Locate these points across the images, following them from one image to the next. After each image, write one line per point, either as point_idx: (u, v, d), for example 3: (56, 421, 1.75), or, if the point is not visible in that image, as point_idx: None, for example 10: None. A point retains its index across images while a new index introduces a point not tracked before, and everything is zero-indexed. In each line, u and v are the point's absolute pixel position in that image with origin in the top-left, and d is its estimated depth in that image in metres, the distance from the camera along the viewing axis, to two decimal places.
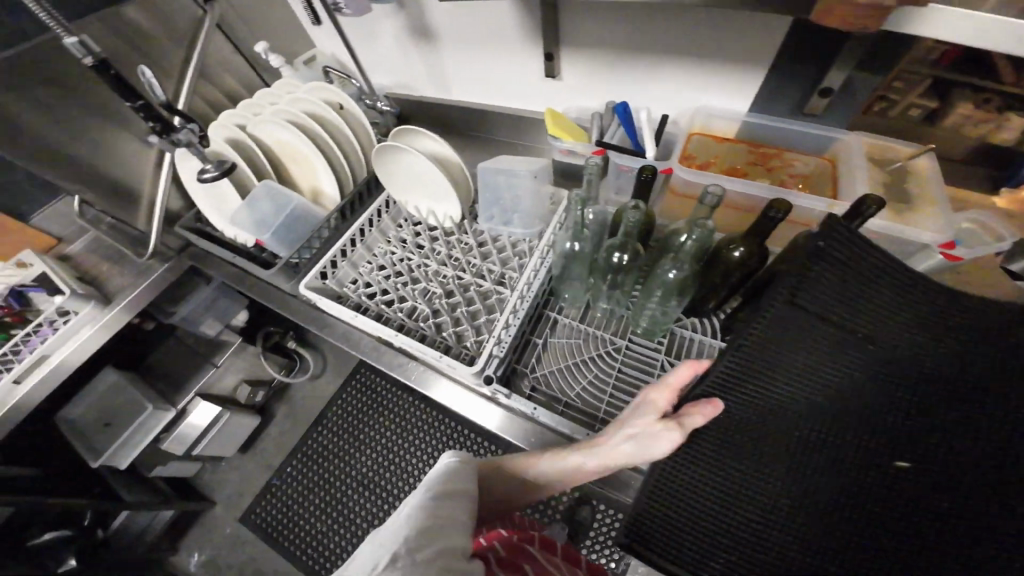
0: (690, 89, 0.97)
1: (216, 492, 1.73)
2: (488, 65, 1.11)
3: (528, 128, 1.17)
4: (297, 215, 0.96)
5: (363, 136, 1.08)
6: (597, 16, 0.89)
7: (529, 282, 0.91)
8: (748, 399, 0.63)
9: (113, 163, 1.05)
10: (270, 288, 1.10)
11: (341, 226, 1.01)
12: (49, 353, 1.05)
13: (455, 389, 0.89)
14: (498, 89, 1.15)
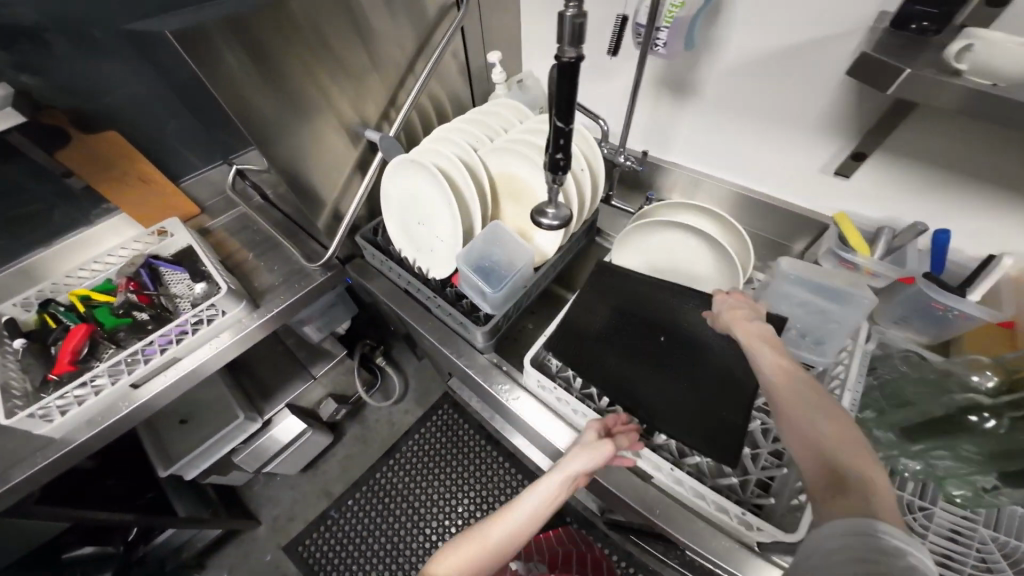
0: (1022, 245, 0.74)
1: (263, 509, 1.55)
2: (744, 142, 0.93)
3: (767, 213, 0.99)
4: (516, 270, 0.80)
5: (595, 182, 0.91)
6: (961, 132, 0.68)
7: None
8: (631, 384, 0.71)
9: (312, 153, 0.92)
10: (441, 333, 0.95)
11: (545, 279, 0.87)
12: (179, 356, 0.94)
13: (705, 528, 0.70)
14: (747, 167, 0.97)
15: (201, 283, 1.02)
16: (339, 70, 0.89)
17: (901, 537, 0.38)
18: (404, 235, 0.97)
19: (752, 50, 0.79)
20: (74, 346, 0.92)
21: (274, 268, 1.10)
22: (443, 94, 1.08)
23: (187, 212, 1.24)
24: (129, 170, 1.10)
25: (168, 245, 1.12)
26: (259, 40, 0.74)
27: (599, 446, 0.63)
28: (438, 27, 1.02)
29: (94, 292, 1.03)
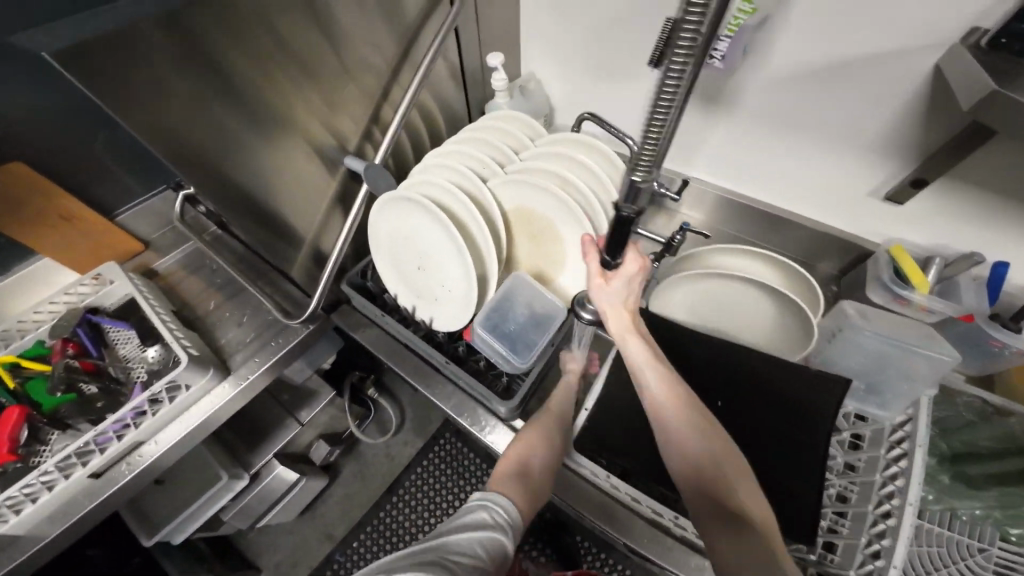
0: None
1: (259, 560, 1.44)
2: (785, 159, 0.83)
3: (801, 235, 0.90)
4: (539, 326, 0.71)
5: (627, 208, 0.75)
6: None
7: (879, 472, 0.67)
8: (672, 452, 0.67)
9: (277, 186, 0.76)
10: (451, 392, 0.83)
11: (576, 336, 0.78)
12: (143, 438, 0.79)
13: None
14: (786, 188, 0.88)
15: (152, 346, 0.89)
16: (305, 85, 0.71)
17: None
18: (401, 281, 0.82)
19: (800, 61, 0.69)
20: (10, 435, 0.75)
21: (243, 319, 0.93)
22: (431, 103, 0.91)
23: (128, 249, 1.06)
24: (47, 206, 0.90)
25: (107, 294, 0.94)
26: (194, 55, 0.57)
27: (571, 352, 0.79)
28: (422, 23, 0.85)
29: (22, 358, 0.83)
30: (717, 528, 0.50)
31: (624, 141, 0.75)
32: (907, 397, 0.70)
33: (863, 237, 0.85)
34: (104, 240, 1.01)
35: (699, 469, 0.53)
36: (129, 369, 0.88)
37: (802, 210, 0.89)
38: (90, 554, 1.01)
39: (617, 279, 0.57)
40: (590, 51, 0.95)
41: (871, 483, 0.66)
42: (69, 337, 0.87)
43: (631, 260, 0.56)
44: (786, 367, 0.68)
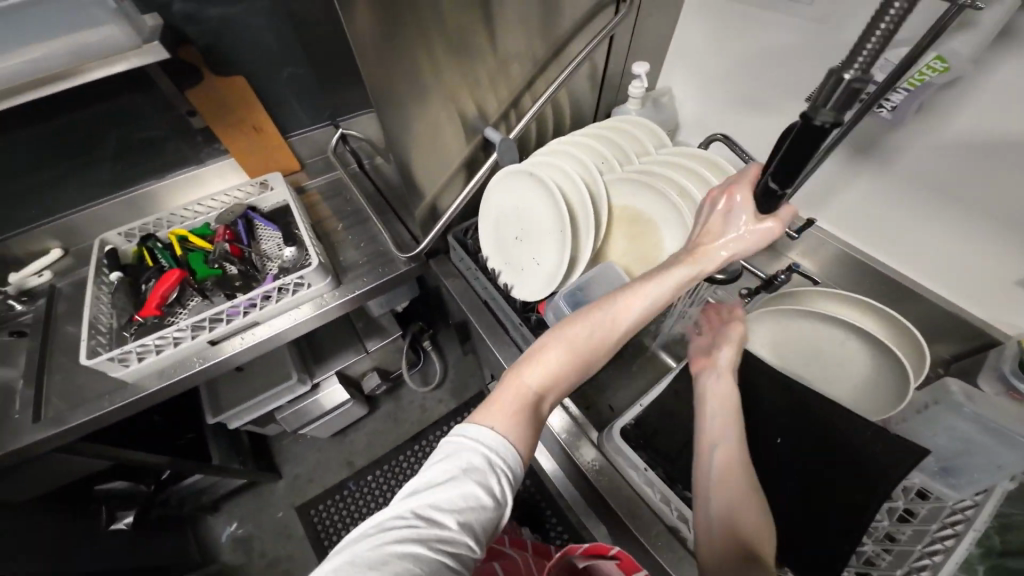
0: None
1: (287, 465, 1.64)
2: (923, 225, 0.79)
3: (917, 309, 0.83)
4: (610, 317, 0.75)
5: None
6: None
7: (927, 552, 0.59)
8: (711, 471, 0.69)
9: (424, 142, 0.86)
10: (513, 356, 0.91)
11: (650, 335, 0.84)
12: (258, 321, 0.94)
13: None
14: (917, 256, 0.82)
15: (290, 249, 1.03)
16: (473, 59, 0.81)
17: None
18: (496, 244, 0.91)
19: (980, 129, 0.66)
20: (164, 291, 0.95)
21: (359, 245, 1.09)
22: (565, 97, 0.99)
23: (289, 166, 1.29)
24: (244, 117, 1.15)
25: (269, 198, 1.17)
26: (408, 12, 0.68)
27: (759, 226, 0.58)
28: (585, 26, 0.92)
29: (190, 234, 1.08)
30: (723, 519, 0.60)
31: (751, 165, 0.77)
32: (984, 486, 0.61)
33: (998, 330, 0.76)
34: (274, 156, 1.25)
35: (728, 475, 0.63)
36: (267, 263, 1.06)
37: (928, 283, 0.83)
38: (160, 417, 1.25)
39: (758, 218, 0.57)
40: (735, 78, 0.97)
41: (908, 551, 0.60)
42: (229, 227, 1.09)
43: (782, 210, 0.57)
44: (874, 429, 0.66)
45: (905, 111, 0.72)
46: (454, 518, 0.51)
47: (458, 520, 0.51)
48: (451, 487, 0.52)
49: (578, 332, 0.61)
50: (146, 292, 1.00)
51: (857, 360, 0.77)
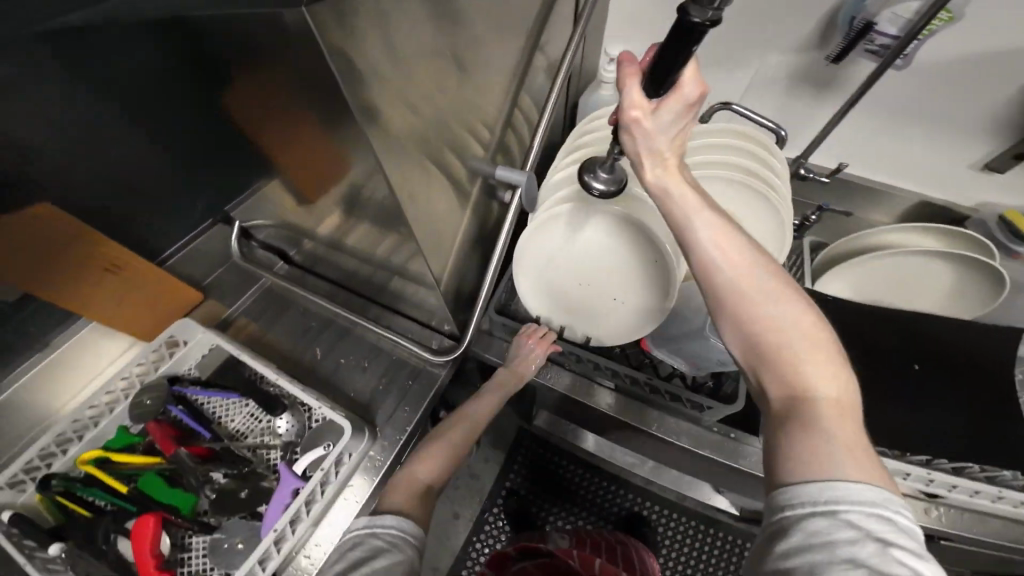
0: None
1: None
2: (897, 134, 0.87)
3: (900, 207, 0.94)
4: None
5: (780, 187, 0.74)
6: None
7: None
8: (939, 432, 0.61)
9: (435, 219, 0.63)
10: (657, 406, 0.71)
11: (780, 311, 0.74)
12: (310, 529, 0.68)
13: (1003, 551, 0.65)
14: (889, 162, 0.92)
15: (285, 415, 0.78)
16: (469, 100, 0.60)
17: (868, 527, 0.37)
18: (551, 295, 0.74)
19: (940, 41, 0.72)
20: (150, 553, 0.66)
21: (366, 363, 0.85)
22: (532, 105, 0.84)
23: (191, 299, 0.94)
24: (99, 264, 0.77)
25: (182, 358, 0.82)
26: (420, 71, 0.48)
27: (670, 106, 0.43)
28: (545, 20, 0.76)
29: (112, 452, 0.73)
30: (784, 401, 0.44)
31: (772, 127, 0.73)
32: None
33: (961, 205, 0.90)
34: (166, 297, 0.89)
35: (775, 346, 0.45)
36: (257, 446, 0.77)
37: (905, 182, 0.93)
38: None
39: (662, 110, 0.44)
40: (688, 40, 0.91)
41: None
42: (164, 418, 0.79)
43: (688, 87, 0.43)
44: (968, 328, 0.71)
45: (906, 59, 0.75)
46: (366, 524, 0.62)
47: (369, 525, 0.61)
48: (363, 540, 0.60)
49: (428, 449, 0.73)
50: (125, 553, 0.68)
51: (947, 276, 0.70)
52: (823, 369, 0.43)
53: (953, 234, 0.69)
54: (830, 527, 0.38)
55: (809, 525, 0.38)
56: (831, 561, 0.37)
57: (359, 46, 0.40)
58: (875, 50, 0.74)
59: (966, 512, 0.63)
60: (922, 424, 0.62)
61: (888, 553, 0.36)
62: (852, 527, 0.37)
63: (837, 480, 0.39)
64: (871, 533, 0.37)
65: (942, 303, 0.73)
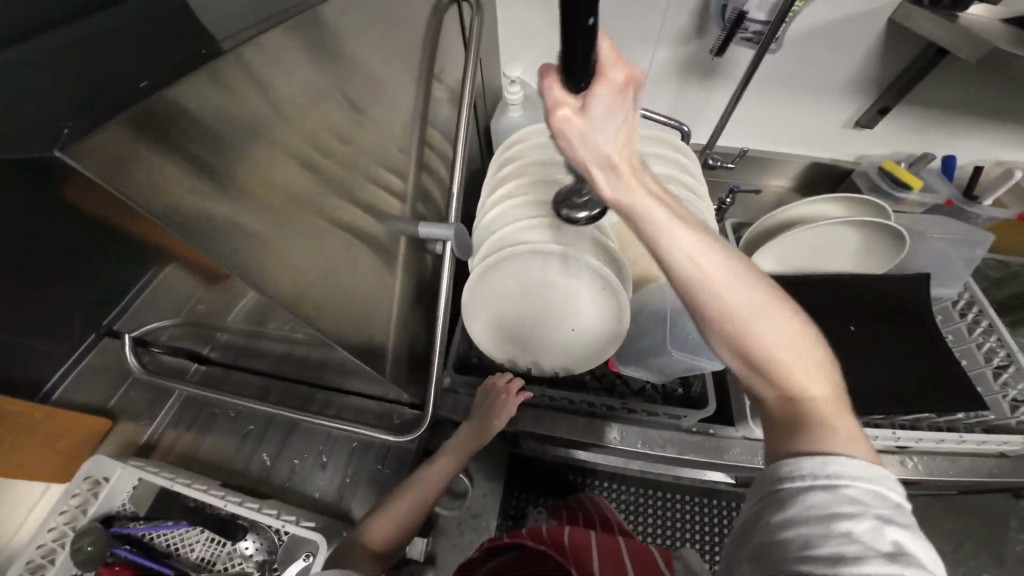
0: (990, 153, 0.92)
1: None
2: (780, 109, 0.94)
3: (797, 172, 1.02)
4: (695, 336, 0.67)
5: (696, 184, 0.76)
6: (955, 76, 0.80)
7: (982, 344, 0.78)
8: (875, 386, 0.71)
9: (356, 296, 0.58)
10: (643, 425, 0.71)
11: None
12: None
13: (945, 467, 0.76)
14: (780, 134, 0.99)
15: (248, 538, 0.73)
16: (367, 156, 0.54)
17: (870, 505, 0.38)
18: (507, 334, 0.70)
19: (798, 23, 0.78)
20: None
21: (324, 458, 0.75)
22: (439, 137, 0.79)
23: (99, 428, 0.82)
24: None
25: (111, 494, 0.77)
26: (288, 173, 0.40)
27: (602, 103, 0.41)
28: (434, 46, 0.71)
29: None
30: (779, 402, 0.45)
31: (676, 126, 0.74)
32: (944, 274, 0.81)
33: (843, 160, 0.99)
34: (68, 437, 0.78)
35: (762, 347, 0.44)
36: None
37: (798, 148, 1.01)
38: None
39: (598, 107, 0.42)
40: None
41: (969, 348, 0.79)
42: (113, 563, 0.71)
43: (616, 75, 0.40)
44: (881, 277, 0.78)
45: (776, 46, 0.80)
46: None
47: None
48: None
49: (393, 510, 0.67)
50: None
51: (854, 238, 0.76)
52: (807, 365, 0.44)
53: (859, 202, 0.74)
54: (834, 501, 0.39)
55: (815, 497, 0.39)
56: (827, 534, 0.37)
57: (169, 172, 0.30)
58: (751, 37, 0.77)
59: (913, 447, 0.74)
60: (865, 383, 0.71)
61: (885, 529, 0.37)
62: (854, 505, 0.38)
63: (837, 457, 0.40)
64: (873, 511, 0.38)
65: (852, 263, 0.79)
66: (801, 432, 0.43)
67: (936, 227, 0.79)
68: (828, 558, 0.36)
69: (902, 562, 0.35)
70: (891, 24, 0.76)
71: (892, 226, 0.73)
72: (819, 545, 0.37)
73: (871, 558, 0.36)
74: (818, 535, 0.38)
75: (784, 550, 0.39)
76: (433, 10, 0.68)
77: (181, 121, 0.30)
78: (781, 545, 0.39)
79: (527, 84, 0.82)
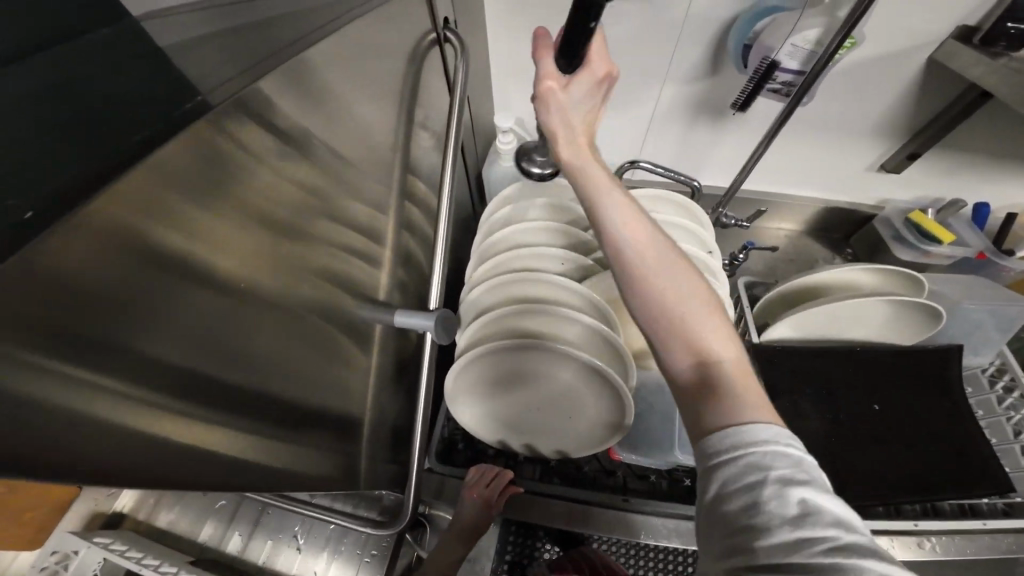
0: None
1: None
2: (799, 151, 0.86)
3: (811, 215, 0.96)
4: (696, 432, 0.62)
5: (710, 247, 0.68)
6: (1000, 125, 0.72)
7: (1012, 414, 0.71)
8: (900, 471, 0.65)
9: (323, 394, 0.51)
10: (646, 514, 0.65)
11: None
12: None
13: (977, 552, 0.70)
14: (796, 176, 0.92)
15: None
16: (334, 242, 0.46)
17: (768, 452, 0.31)
18: (489, 415, 0.65)
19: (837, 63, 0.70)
20: None
21: (300, 540, 0.73)
22: (423, 186, 0.71)
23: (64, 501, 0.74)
24: None
25: (83, 563, 0.69)
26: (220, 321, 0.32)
27: (583, 84, 0.46)
28: (415, 88, 0.62)
29: None
30: (693, 373, 0.36)
31: (683, 180, 0.67)
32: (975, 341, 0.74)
33: (862, 204, 0.92)
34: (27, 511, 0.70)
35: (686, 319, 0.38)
36: None
37: (815, 190, 0.93)
38: None
39: (574, 86, 0.46)
40: None
41: (998, 420, 0.72)
42: None
43: (597, 65, 0.46)
44: (905, 347, 0.71)
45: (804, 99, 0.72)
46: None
47: None
48: None
49: None
50: None
51: (880, 309, 0.69)
52: (717, 326, 0.38)
53: (893, 274, 0.68)
54: (740, 475, 0.31)
55: (717, 472, 0.32)
56: (745, 510, 0.30)
57: (115, 277, 0.23)
58: (779, 87, 0.68)
59: (944, 535, 0.68)
60: (889, 469, 0.65)
61: (792, 491, 0.30)
62: (755, 470, 0.31)
63: (747, 425, 0.32)
64: (770, 474, 0.30)
65: (874, 332, 0.73)
66: (715, 395, 0.34)
67: (968, 291, 0.73)
68: (734, 534, 0.30)
69: (812, 526, 0.29)
70: (932, 61, 0.67)
71: (922, 301, 0.67)
72: (737, 524, 0.30)
73: (777, 527, 0.29)
74: (734, 513, 0.31)
75: (715, 552, 0.31)
76: (418, 56, 0.60)
77: (116, 241, 0.23)
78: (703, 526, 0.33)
79: (521, 129, 0.76)
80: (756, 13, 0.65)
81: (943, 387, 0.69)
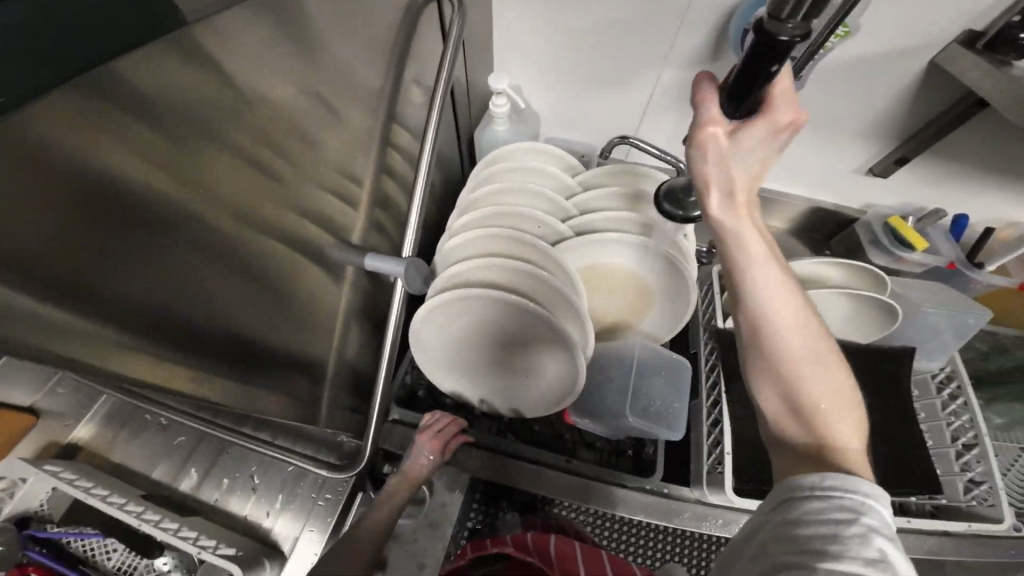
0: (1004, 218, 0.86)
1: None
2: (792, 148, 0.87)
3: (798, 215, 0.96)
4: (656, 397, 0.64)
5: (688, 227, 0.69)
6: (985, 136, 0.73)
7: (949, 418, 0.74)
8: None
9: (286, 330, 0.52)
10: (596, 480, 0.67)
11: (703, 353, 0.72)
12: None
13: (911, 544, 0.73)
14: (786, 174, 0.92)
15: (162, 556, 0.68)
16: (307, 174, 0.45)
17: (862, 510, 0.39)
18: (454, 369, 0.67)
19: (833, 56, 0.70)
20: None
21: (255, 480, 0.75)
22: (410, 142, 0.70)
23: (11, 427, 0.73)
24: None
25: (27, 496, 0.70)
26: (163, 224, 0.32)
27: (747, 139, 0.42)
28: (409, 39, 0.61)
29: None
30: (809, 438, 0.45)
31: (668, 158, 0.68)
32: (936, 345, 0.76)
33: (847, 208, 0.93)
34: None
35: (813, 396, 0.45)
36: None
37: (804, 190, 0.94)
38: None
39: (746, 135, 0.41)
40: (584, 58, 0.82)
41: (938, 424, 0.75)
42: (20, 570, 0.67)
43: (781, 113, 0.41)
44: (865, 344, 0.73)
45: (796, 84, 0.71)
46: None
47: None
48: None
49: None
50: None
51: (845, 305, 0.71)
52: (841, 391, 0.46)
53: (858, 270, 0.70)
54: (823, 510, 0.40)
55: (805, 503, 0.41)
56: (823, 536, 0.39)
57: (14, 186, 0.24)
58: None
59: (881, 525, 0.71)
60: None
61: (873, 538, 0.37)
62: (847, 512, 0.39)
63: (853, 479, 0.40)
64: (861, 519, 0.38)
65: (840, 328, 0.75)
66: (828, 462, 0.43)
67: (933, 296, 0.75)
68: (809, 552, 0.38)
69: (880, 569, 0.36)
70: (927, 65, 0.67)
71: (886, 299, 0.68)
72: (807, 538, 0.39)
73: (848, 558, 0.37)
74: (807, 532, 0.39)
75: (772, 550, 0.40)
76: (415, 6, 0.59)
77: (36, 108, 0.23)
78: (773, 538, 0.41)
79: (516, 94, 0.76)
80: (757, 0, 0.65)
81: (891, 387, 0.71)
